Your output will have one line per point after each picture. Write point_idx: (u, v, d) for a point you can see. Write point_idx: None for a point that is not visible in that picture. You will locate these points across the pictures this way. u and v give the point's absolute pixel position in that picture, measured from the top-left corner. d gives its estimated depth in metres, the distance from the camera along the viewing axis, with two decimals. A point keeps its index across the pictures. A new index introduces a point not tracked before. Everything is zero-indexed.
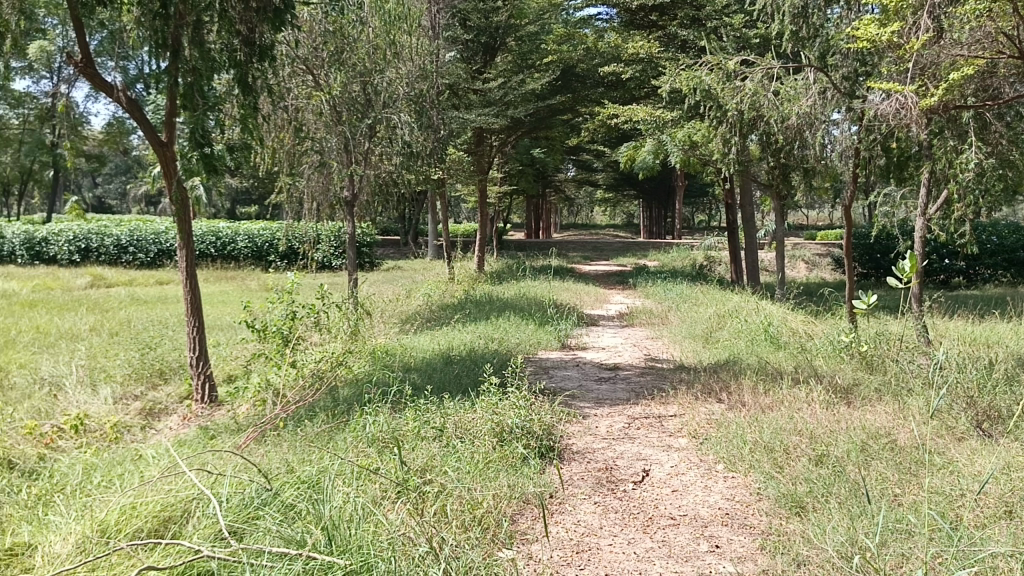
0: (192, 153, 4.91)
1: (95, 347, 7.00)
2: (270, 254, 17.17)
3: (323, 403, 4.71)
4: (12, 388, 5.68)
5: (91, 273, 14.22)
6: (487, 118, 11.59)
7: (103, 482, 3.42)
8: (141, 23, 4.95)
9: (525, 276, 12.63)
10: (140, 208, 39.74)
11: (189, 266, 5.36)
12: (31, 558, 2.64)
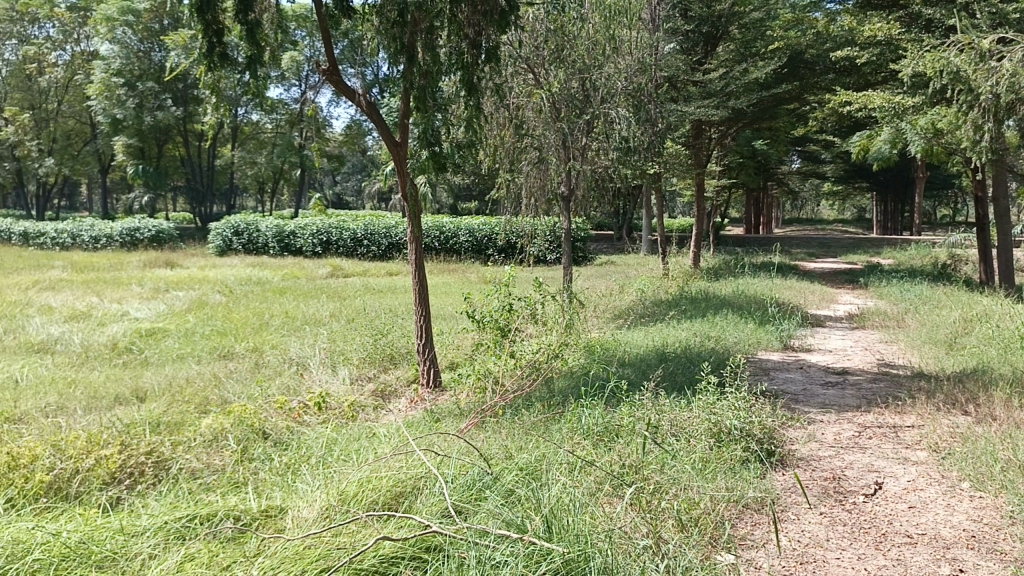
0: (423, 150, 5.43)
1: (335, 332, 7.65)
2: (490, 248, 17.83)
3: (540, 393, 4.83)
4: (267, 366, 6.33)
5: (331, 264, 15.51)
6: (706, 111, 11.28)
7: (342, 456, 3.73)
8: (381, 32, 5.31)
9: (744, 273, 12.21)
10: (374, 204, 42.76)
11: (418, 258, 5.68)
12: (283, 519, 2.93)
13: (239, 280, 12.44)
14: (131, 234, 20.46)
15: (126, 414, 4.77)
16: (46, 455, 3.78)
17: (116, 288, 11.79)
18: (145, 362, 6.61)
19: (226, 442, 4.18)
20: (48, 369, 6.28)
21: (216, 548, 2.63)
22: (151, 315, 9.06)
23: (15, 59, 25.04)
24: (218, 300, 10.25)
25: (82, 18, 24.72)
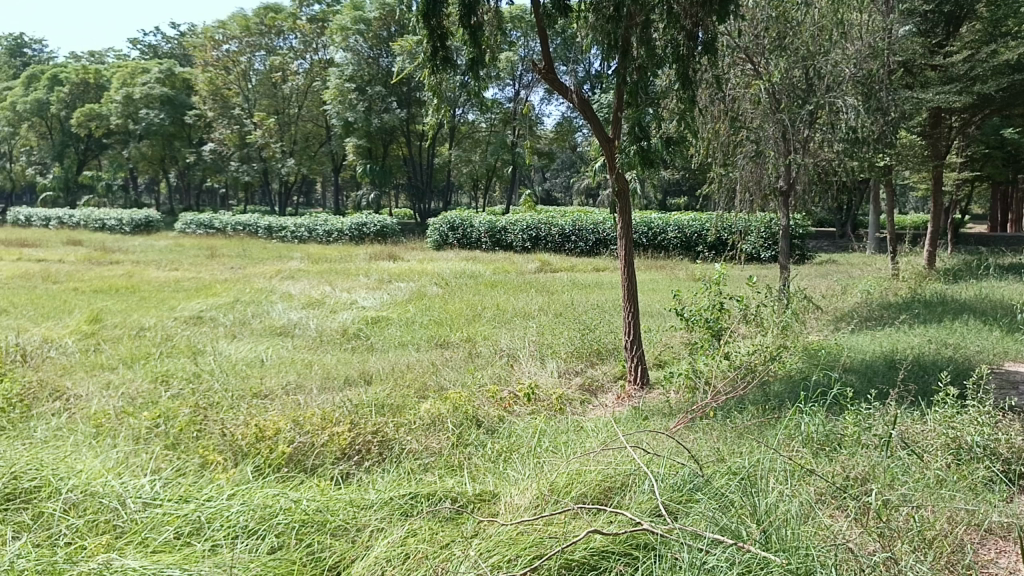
0: (630, 146, 5.21)
1: (544, 325, 7.81)
2: (699, 244, 17.40)
3: (754, 396, 4.66)
4: (480, 356, 6.59)
5: (541, 258, 15.84)
6: (947, 97, 10.27)
7: (551, 447, 3.82)
8: (596, 29, 5.35)
9: (987, 275, 11.06)
10: (582, 199, 43.16)
11: (627, 254, 5.65)
12: (496, 504, 3.04)
13: (454, 273, 13.03)
14: (359, 228, 21.94)
15: (354, 394, 5.16)
16: (288, 429, 4.18)
17: (346, 278, 12.77)
18: (370, 348, 7.11)
19: (445, 426, 4.41)
20: (288, 350, 6.93)
21: (436, 527, 2.78)
22: (376, 304, 9.73)
23: (264, 70, 27.68)
24: (435, 291, 10.81)
25: (321, 30, 26.91)
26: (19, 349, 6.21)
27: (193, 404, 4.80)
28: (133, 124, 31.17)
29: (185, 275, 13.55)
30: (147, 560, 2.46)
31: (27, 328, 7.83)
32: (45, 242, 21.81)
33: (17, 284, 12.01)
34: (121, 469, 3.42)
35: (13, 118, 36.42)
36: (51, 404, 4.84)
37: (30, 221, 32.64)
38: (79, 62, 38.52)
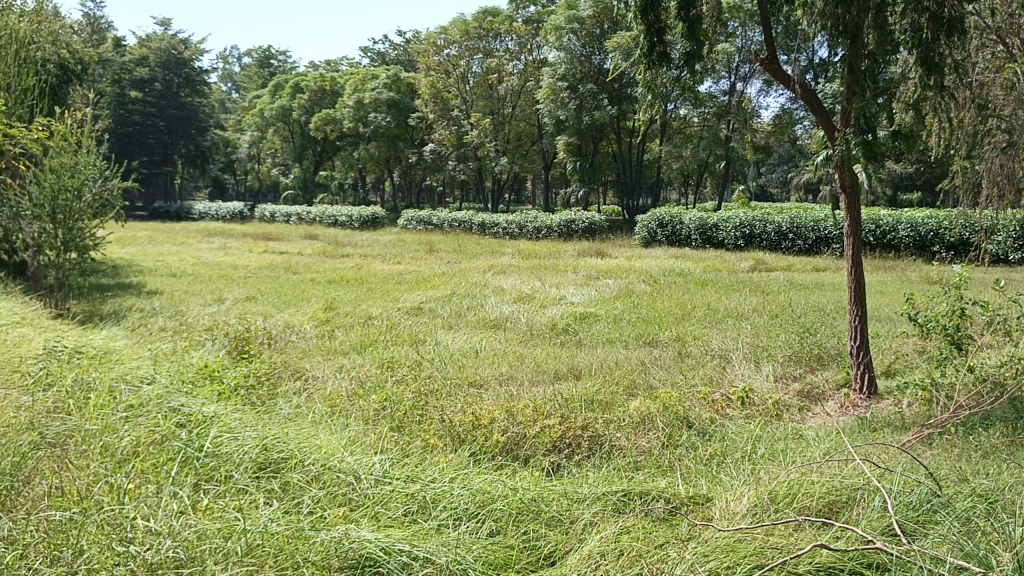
0: (853, 139, 4.79)
1: (759, 327, 7.52)
2: (935, 244, 15.88)
3: (1003, 414, 4.21)
4: (691, 356, 6.46)
5: (755, 257, 15.22)
6: None
7: (767, 453, 3.70)
8: (825, 15, 5.01)
9: None
10: (801, 195, 41.04)
11: (852, 252, 5.34)
12: (711, 508, 2.98)
13: (664, 270, 12.85)
14: (568, 225, 22.19)
15: (565, 389, 5.25)
16: (502, 418, 4.34)
17: (556, 274, 12.97)
18: (579, 343, 7.19)
19: (655, 425, 4.37)
20: (501, 342, 7.16)
21: (650, 526, 2.77)
22: (585, 300, 9.81)
23: (479, 72, 28.57)
24: (645, 289, 10.72)
25: (536, 30, 27.40)
26: (267, 332, 6.89)
27: (415, 390, 5.10)
28: (362, 127, 33.58)
29: (407, 268, 14.41)
30: (380, 533, 2.64)
31: (273, 314, 8.68)
32: (287, 236, 24.06)
33: (265, 274, 13.33)
34: (353, 447, 3.70)
35: (263, 123, 40.51)
36: (293, 383, 5.33)
37: (274, 216, 36.18)
38: (317, 71, 41.97)
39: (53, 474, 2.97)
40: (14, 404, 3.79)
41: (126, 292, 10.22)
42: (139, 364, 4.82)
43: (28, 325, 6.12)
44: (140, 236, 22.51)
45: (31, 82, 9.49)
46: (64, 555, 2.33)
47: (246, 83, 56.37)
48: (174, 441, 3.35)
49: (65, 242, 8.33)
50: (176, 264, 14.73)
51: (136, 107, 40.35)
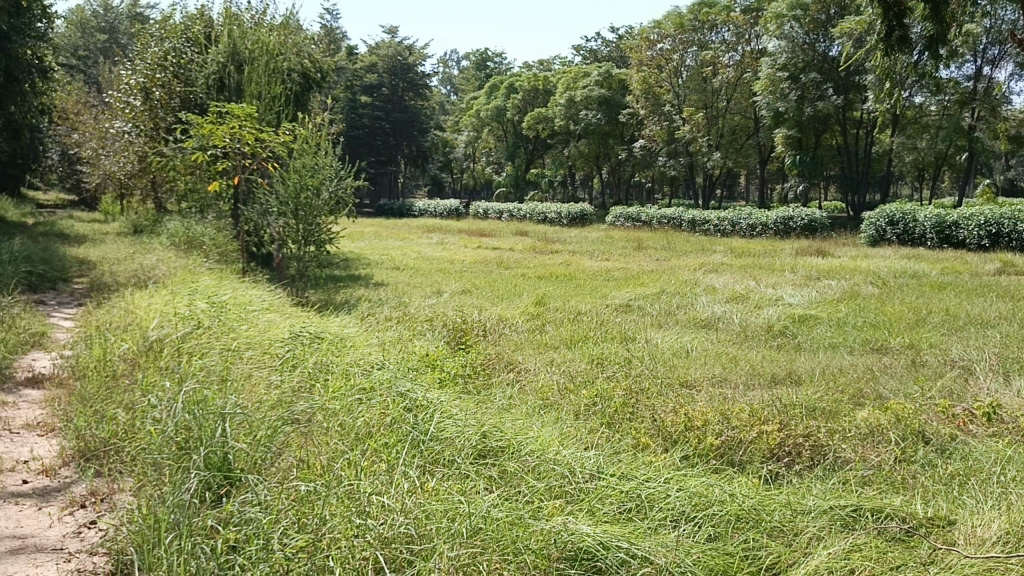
0: None
1: (1007, 336, 6.79)
2: None
3: None
4: (925, 365, 5.96)
5: (1002, 259, 13.75)
6: None
7: (1019, 477, 3.35)
8: None
9: None
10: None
11: None
12: (953, 533, 2.76)
13: (894, 272, 11.92)
14: (785, 222, 21.17)
15: (783, 394, 5.03)
16: (716, 421, 4.23)
17: (772, 273, 12.45)
18: (798, 347, 6.85)
19: (884, 439, 4.08)
20: (713, 343, 6.99)
21: (883, 546, 2.61)
22: (804, 301, 9.34)
23: (694, 65, 28.18)
24: (871, 291, 10.02)
25: (755, 19, 26.18)
26: (482, 324, 7.16)
27: (626, 388, 5.10)
28: (573, 124, 34.02)
29: (616, 265, 14.42)
30: (598, 527, 2.66)
31: (488, 307, 9.02)
32: (500, 232, 24.93)
33: (480, 268, 13.87)
34: (567, 441, 3.77)
35: (479, 123, 42.27)
36: (507, 374, 5.50)
37: (487, 213, 37.66)
38: (530, 71, 43.04)
39: (300, 449, 3.27)
40: (265, 383, 4.21)
41: (356, 283, 11.04)
42: (369, 351, 5.18)
43: (276, 311, 6.80)
44: (368, 232, 24.26)
45: (279, 91, 10.44)
46: (311, 522, 2.56)
47: (464, 86, 59.00)
48: (402, 424, 3.57)
49: (305, 237, 8.91)
50: (399, 257, 15.72)
51: (365, 110, 44.12)
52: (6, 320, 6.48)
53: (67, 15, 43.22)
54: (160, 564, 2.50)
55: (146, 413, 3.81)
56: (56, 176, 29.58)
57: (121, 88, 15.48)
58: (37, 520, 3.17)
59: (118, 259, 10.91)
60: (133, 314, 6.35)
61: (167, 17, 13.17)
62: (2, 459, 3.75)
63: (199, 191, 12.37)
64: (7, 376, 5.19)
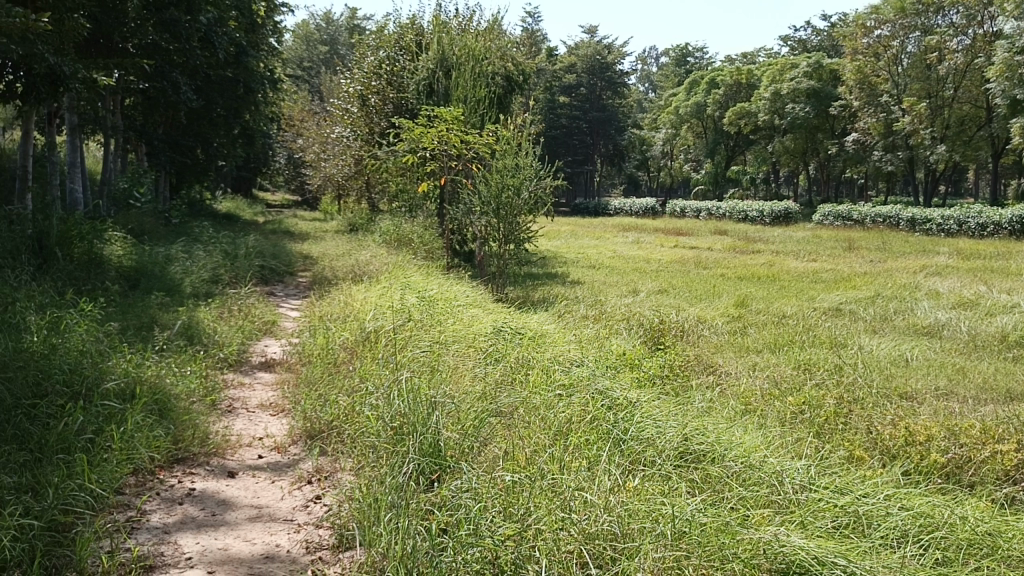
0: None
1: None
2: None
3: None
4: None
5: None
6: None
7: None
8: None
9: None
10: None
11: None
12: None
13: None
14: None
15: (1022, 410, 4.55)
16: (941, 436, 3.91)
17: (1006, 278, 11.28)
18: None
19: None
20: (936, 352, 6.44)
21: None
22: None
23: (915, 51, 26.13)
24: None
25: None
26: (681, 324, 7.03)
27: (837, 397, 4.83)
28: (779, 119, 32.59)
29: (824, 267, 13.65)
30: (811, 541, 2.54)
31: (687, 308, 8.87)
32: (698, 231, 24.38)
33: (677, 268, 13.63)
34: (774, 449, 3.64)
35: (678, 120, 41.58)
36: (707, 376, 5.37)
37: (685, 211, 36.98)
38: (732, 65, 41.70)
39: (504, 440, 3.38)
40: (470, 375, 4.39)
41: (554, 281, 11.21)
42: (568, 347, 5.25)
43: (478, 306, 7.07)
44: (565, 230, 24.55)
45: (483, 94, 10.78)
46: (517, 511, 2.64)
47: (663, 82, 58.23)
48: (603, 421, 3.59)
49: (505, 235, 9.13)
50: (595, 256, 15.80)
51: (563, 111, 45.02)
52: (243, 309, 7.18)
53: (295, 31, 47.25)
54: (379, 540, 2.68)
55: (364, 399, 4.09)
56: (284, 178, 32.42)
57: (340, 96, 16.66)
58: (271, 492, 3.49)
59: (336, 255, 11.76)
60: (351, 306, 6.84)
61: (382, 28, 14.06)
62: (242, 435, 4.16)
63: (408, 191, 13.08)
64: (244, 359, 5.75)
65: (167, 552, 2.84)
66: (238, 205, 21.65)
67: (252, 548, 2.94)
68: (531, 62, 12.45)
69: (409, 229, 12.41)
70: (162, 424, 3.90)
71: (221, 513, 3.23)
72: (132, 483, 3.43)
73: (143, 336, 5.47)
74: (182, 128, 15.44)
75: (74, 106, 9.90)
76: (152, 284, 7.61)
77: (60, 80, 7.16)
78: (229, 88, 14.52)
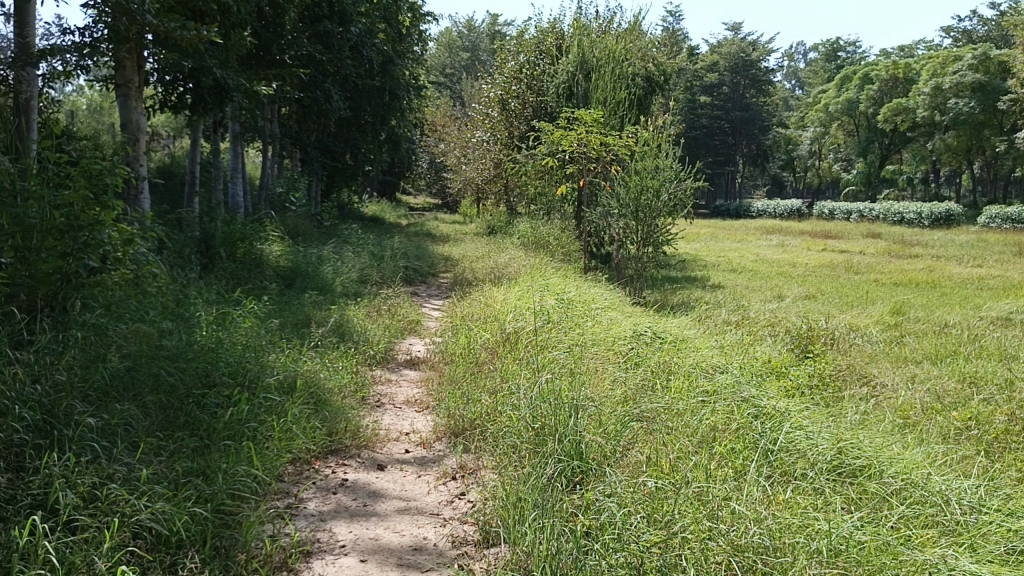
0: None
1: None
2: None
3: None
4: None
5: None
6: None
7: None
8: None
9: None
10: None
11: None
12: None
13: None
14: None
15: None
16: None
17: None
18: None
19: None
20: None
21: None
22: None
23: None
24: None
25: None
26: (830, 331, 6.71)
27: (1007, 413, 4.50)
28: (939, 114, 30.60)
29: (991, 273, 12.68)
30: (983, 567, 2.39)
31: (837, 314, 8.48)
32: (848, 234, 23.23)
33: (826, 273, 13.03)
34: (937, 466, 3.43)
35: (827, 119, 39.82)
36: (859, 387, 5.12)
37: (834, 213, 35.33)
38: (888, 58, 39.48)
39: (647, 446, 3.36)
40: (610, 378, 4.37)
41: (694, 285, 10.99)
42: (711, 353, 5.12)
43: (617, 309, 7.03)
44: (705, 233, 23.99)
45: (624, 95, 10.64)
46: (662, 518, 2.62)
47: (811, 79, 55.90)
48: (750, 431, 3.49)
49: (644, 238, 8.90)
50: (738, 259, 15.35)
51: (704, 110, 44.23)
52: (390, 308, 7.45)
53: (439, 38, 48.68)
54: (524, 539, 2.73)
55: (506, 399, 4.16)
56: (426, 182, 33.42)
57: (482, 100, 16.99)
58: (417, 486, 3.60)
59: (476, 257, 11.99)
60: (491, 307, 6.97)
61: (522, 32, 14.25)
62: (389, 429, 4.31)
63: (546, 193, 13.16)
64: (391, 357, 5.96)
65: (323, 539, 2.99)
66: (383, 208, 22.48)
67: (401, 539, 3.04)
68: (672, 62, 12.26)
69: (547, 231, 12.49)
70: (316, 417, 4.10)
71: (372, 503, 3.37)
72: (291, 471, 3.63)
73: (298, 332, 5.77)
74: (333, 134, 16.21)
75: (237, 115, 10.59)
76: (307, 283, 8.03)
77: (226, 91, 7.67)
78: (376, 96, 15.11)
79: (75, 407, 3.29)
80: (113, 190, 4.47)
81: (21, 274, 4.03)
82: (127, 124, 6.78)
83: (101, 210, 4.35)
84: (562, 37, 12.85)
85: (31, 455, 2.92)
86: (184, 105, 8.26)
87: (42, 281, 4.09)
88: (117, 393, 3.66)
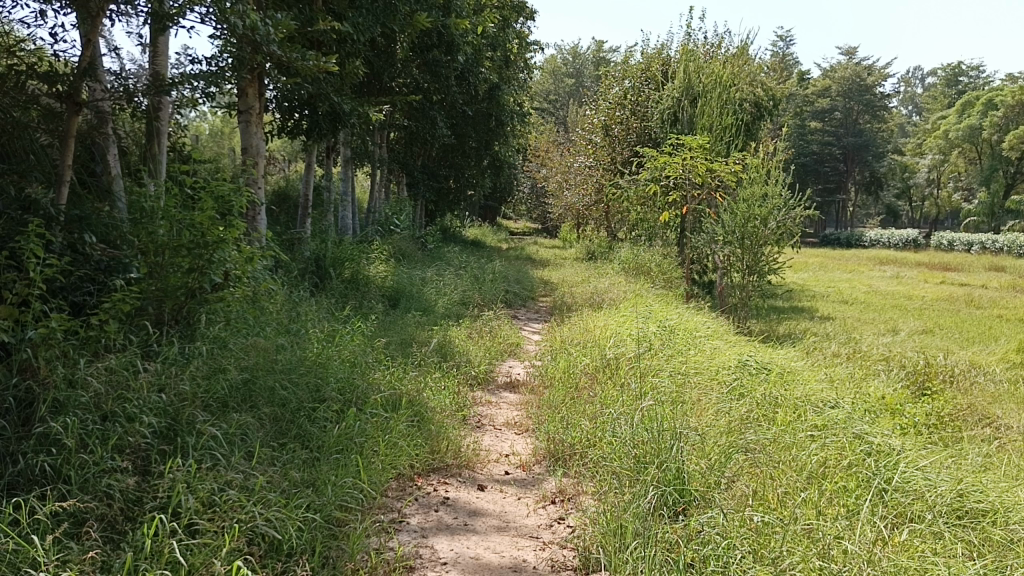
0: None
1: None
2: None
3: None
4: None
5: None
6: None
7: None
8: None
9: None
10: None
11: None
12: None
13: None
14: None
15: None
16: None
17: None
18: None
19: None
20: None
21: None
22: None
23: None
24: None
25: None
26: (951, 368, 6.39)
27: None
28: None
29: None
30: None
31: (957, 350, 8.07)
32: (970, 267, 22.00)
33: (943, 306, 12.46)
34: None
35: (947, 146, 38.07)
36: (982, 428, 4.83)
37: (954, 245, 33.71)
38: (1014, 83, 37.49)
39: (752, 479, 3.28)
40: (714, 409, 4.29)
41: (802, 316, 10.67)
42: (820, 386, 4.95)
43: (720, 337, 6.94)
44: (813, 262, 23.29)
45: (731, 121, 10.44)
46: (769, 554, 2.57)
47: (929, 105, 53.56)
48: (864, 467, 3.36)
49: (749, 266, 8.69)
50: (851, 291, 14.79)
51: (816, 136, 43.18)
52: (491, 330, 7.53)
53: (542, 65, 48.76)
54: (625, 567, 2.75)
55: (606, 424, 4.14)
56: (528, 208, 33.64)
57: (585, 127, 17.01)
58: (517, 508, 3.62)
59: (576, 283, 11.96)
60: (591, 331, 6.98)
61: (626, 58, 14.29)
62: (490, 451, 4.34)
63: (650, 219, 13.07)
64: (491, 379, 6.01)
65: (425, 555, 3.04)
66: (484, 232, 22.80)
67: (501, 559, 3.06)
68: (780, 86, 12.02)
69: (649, 258, 12.41)
70: (420, 435, 4.20)
71: (472, 522, 3.41)
72: (395, 487, 3.72)
73: (402, 352, 5.91)
74: (438, 159, 16.61)
75: (349, 140, 10.97)
76: (411, 302, 8.24)
77: (342, 117, 7.98)
78: (481, 122, 15.40)
79: (196, 415, 3.46)
80: (236, 211, 4.72)
81: (151, 287, 4.30)
82: (247, 148, 7.14)
83: (226, 228, 4.57)
84: (668, 62, 12.83)
85: (156, 459, 3.09)
86: (301, 130, 8.63)
87: (169, 295, 4.35)
88: (235, 404, 3.84)
